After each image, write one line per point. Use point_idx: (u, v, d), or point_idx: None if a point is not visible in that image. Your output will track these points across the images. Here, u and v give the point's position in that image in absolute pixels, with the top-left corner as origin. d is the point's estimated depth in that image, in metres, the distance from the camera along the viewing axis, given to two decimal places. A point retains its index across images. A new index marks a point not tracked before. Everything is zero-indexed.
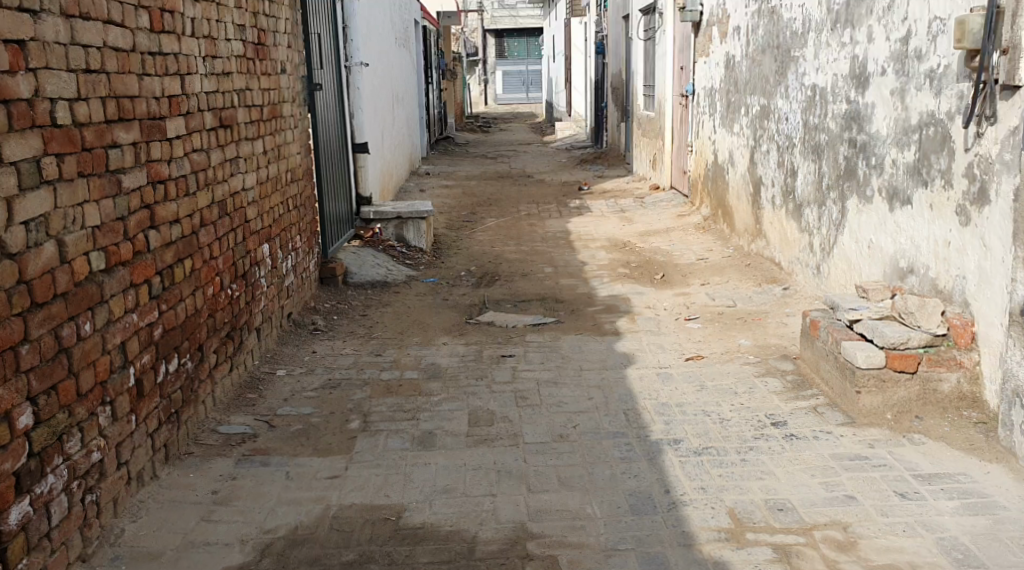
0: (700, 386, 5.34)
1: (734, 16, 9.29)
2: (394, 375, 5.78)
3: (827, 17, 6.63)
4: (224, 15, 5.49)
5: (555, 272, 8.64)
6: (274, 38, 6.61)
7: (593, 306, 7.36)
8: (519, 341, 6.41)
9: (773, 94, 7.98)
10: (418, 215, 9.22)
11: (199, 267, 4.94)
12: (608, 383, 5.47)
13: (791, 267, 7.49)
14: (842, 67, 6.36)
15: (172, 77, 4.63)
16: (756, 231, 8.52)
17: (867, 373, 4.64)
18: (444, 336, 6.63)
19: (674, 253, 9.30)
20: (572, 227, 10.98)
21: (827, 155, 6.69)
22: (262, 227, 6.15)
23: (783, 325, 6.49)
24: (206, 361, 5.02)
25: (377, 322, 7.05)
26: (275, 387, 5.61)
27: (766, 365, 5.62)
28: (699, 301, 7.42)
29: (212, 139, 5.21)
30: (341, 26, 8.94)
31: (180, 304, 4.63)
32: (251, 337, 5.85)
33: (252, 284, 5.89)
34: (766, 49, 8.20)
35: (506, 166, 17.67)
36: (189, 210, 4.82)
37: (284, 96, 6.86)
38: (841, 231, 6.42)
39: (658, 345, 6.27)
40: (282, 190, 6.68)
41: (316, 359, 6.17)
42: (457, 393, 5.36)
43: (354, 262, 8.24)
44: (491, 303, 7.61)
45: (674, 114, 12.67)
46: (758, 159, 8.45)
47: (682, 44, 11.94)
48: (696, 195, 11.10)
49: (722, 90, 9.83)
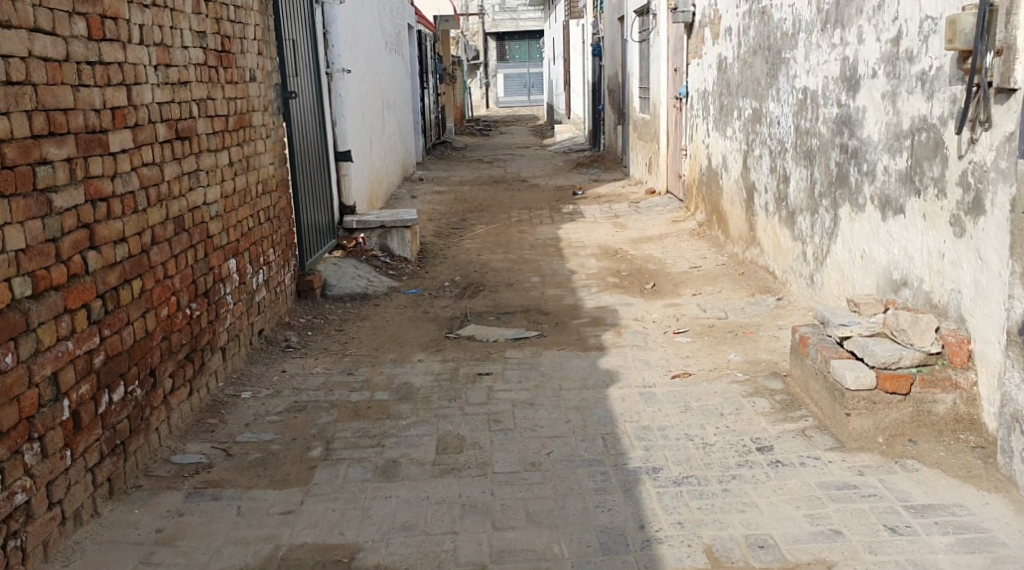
0: (684, 407, 5.07)
1: (726, 16, 9.01)
2: (363, 396, 5.51)
3: (817, 17, 6.35)
4: (180, 22, 5.27)
5: (542, 281, 8.37)
6: (241, 44, 6.35)
7: (578, 319, 7.09)
8: (498, 358, 6.15)
9: (764, 97, 7.71)
10: (402, 223, 8.94)
11: (150, 288, 4.71)
12: (587, 403, 5.21)
13: (785, 276, 7.21)
14: (833, 69, 6.08)
15: (116, 87, 4.43)
16: (750, 238, 8.24)
17: (857, 395, 4.35)
18: (421, 353, 6.37)
19: (667, 260, 9.02)
20: (564, 233, 10.71)
21: (819, 161, 6.41)
22: (227, 241, 5.90)
23: (774, 339, 6.22)
24: (160, 386, 4.80)
25: (353, 337, 6.78)
26: (238, 410, 5.36)
27: (755, 383, 5.35)
28: (689, 312, 7.14)
29: (165, 152, 4.98)
30: (321, 31, 8.65)
31: (126, 327, 4.40)
32: (216, 358, 5.60)
33: (216, 301, 5.65)
34: (757, 51, 7.92)
35: (502, 171, 17.40)
36: (137, 228, 4.58)
37: (254, 104, 6.58)
38: (834, 240, 6.14)
39: (644, 361, 6.00)
40: (252, 202, 6.42)
41: (285, 379, 5.90)
42: (428, 415, 5.10)
43: (333, 274, 7.98)
44: (473, 315, 7.34)
45: (669, 117, 12.39)
46: (751, 164, 8.17)
47: (675, 46, 11.66)
48: (692, 200, 10.82)
49: (714, 92, 9.55)
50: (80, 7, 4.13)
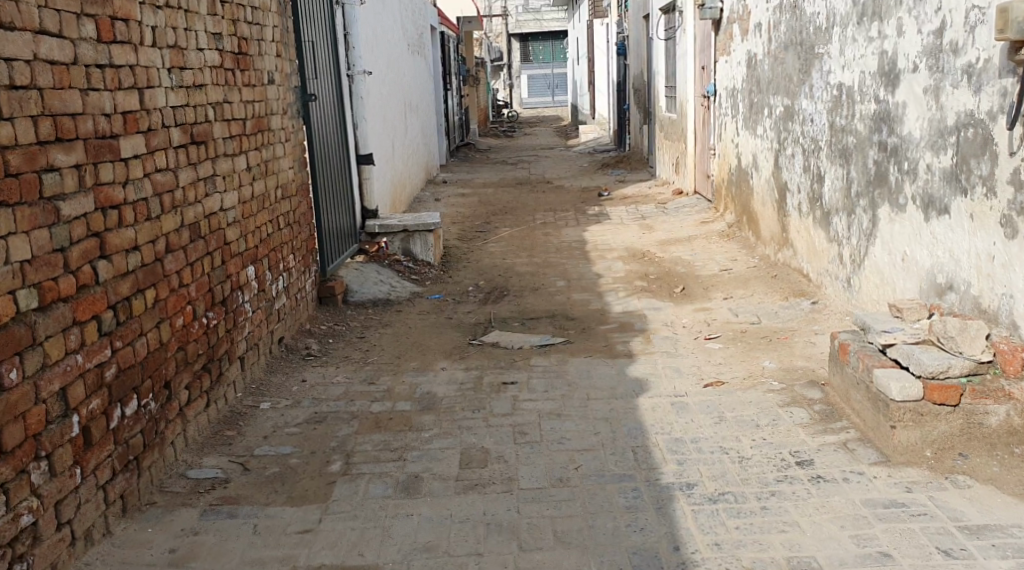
0: (718, 418, 4.86)
1: (755, 12, 8.78)
2: (384, 407, 5.33)
3: (853, 10, 6.12)
4: (195, 23, 5.12)
5: (568, 285, 8.17)
6: (259, 46, 6.20)
7: (606, 324, 6.89)
8: (523, 366, 5.95)
9: (797, 94, 7.48)
10: (425, 227, 8.77)
11: (164, 297, 4.56)
12: (617, 414, 5.00)
13: (820, 279, 6.98)
14: (870, 64, 5.85)
15: (127, 91, 4.27)
16: (782, 239, 8.00)
17: (903, 407, 4.13)
18: (444, 361, 6.18)
19: (696, 263, 8.80)
20: (590, 236, 10.51)
21: (855, 159, 6.18)
22: (245, 248, 5.74)
23: (810, 345, 5.99)
24: (176, 398, 4.64)
25: (374, 345, 6.61)
26: (256, 422, 5.20)
27: (792, 392, 5.12)
28: (721, 317, 6.92)
29: (179, 157, 4.82)
30: (341, 32, 8.49)
31: (139, 339, 4.25)
32: (233, 368, 5.44)
33: (234, 310, 5.49)
34: (789, 47, 7.69)
35: (526, 172, 17.21)
36: (150, 236, 4.42)
37: (273, 107, 6.42)
38: (872, 242, 5.91)
39: (674, 369, 5.79)
40: (271, 208, 6.26)
41: (304, 389, 5.74)
42: (451, 427, 4.91)
43: (355, 280, 7.82)
44: (498, 321, 7.15)
45: (696, 116, 12.16)
46: (783, 163, 7.94)
47: (702, 44, 11.43)
48: (720, 201, 10.59)
49: (744, 90, 9.32)
50: (89, 8, 3.98)
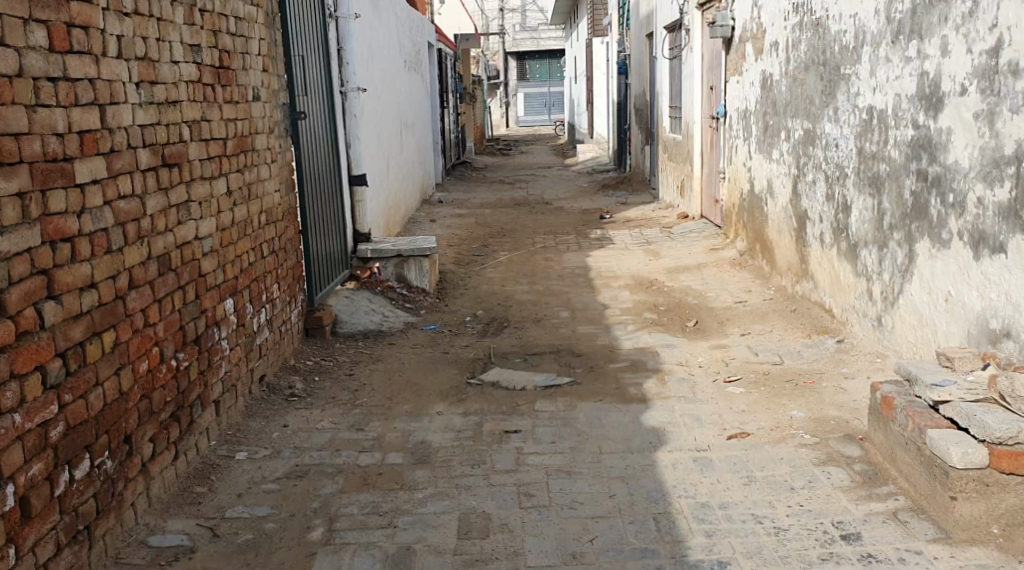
0: (747, 478, 4.35)
1: (771, 30, 8.31)
2: (374, 459, 4.81)
3: (887, 27, 5.64)
4: (169, 33, 4.61)
5: (573, 317, 7.67)
6: (243, 60, 5.68)
7: (616, 363, 6.37)
8: (526, 411, 5.43)
9: (819, 117, 7.00)
10: (421, 252, 8.26)
11: (125, 339, 4.06)
12: (632, 472, 4.50)
13: (845, 315, 6.49)
14: (907, 85, 5.36)
15: (85, 107, 3.79)
16: (801, 270, 7.52)
17: (966, 475, 3.72)
18: (440, 403, 5.66)
19: (707, 293, 8.31)
20: (593, 262, 10.01)
21: (888, 189, 5.69)
22: (223, 279, 5.21)
23: (840, 391, 5.49)
24: (137, 453, 4.15)
25: (364, 383, 6.07)
26: (229, 476, 4.69)
27: (827, 448, 4.61)
28: (740, 356, 6.41)
29: (148, 182, 4.32)
30: (334, 46, 8.00)
31: (93, 390, 3.76)
32: (207, 414, 4.92)
33: (209, 349, 4.97)
34: (809, 66, 7.21)
35: (524, 192, 16.71)
36: (110, 270, 3.92)
37: (257, 126, 5.88)
38: (909, 278, 5.42)
39: (693, 417, 5.28)
40: (253, 234, 5.72)
41: (285, 436, 5.20)
42: (447, 486, 4.41)
43: (344, 309, 7.28)
44: (498, 356, 6.63)
45: (704, 138, 11.70)
46: (803, 190, 7.45)
47: (711, 63, 10.98)
48: (731, 227, 10.11)
49: (757, 112, 8.85)
50: (38, 12, 3.51)
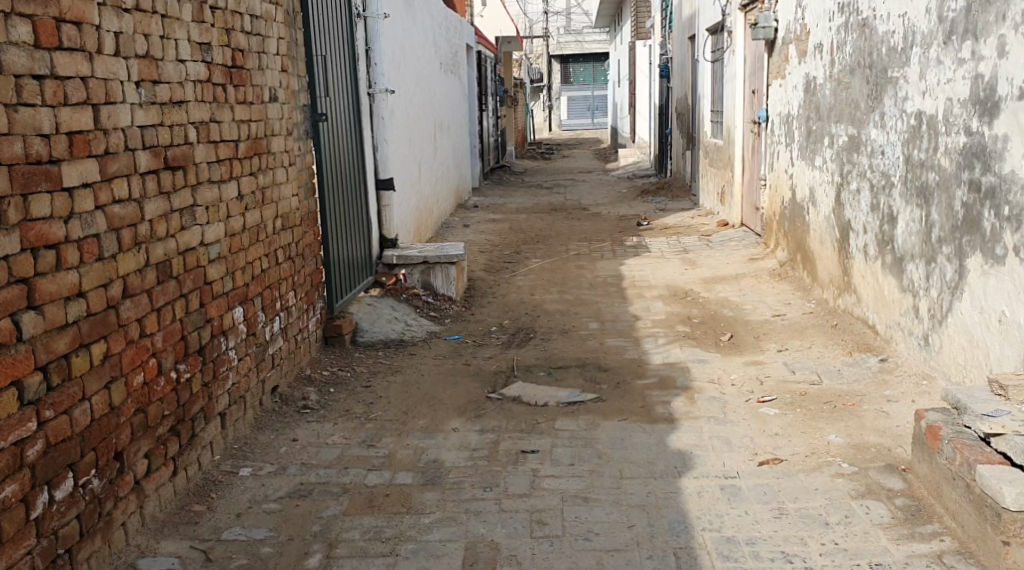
0: (778, 511, 4.03)
1: (815, 32, 7.97)
2: (382, 478, 4.56)
3: (939, 27, 5.30)
4: (174, 30, 4.36)
5: (602, 329, 7.37)
6: (259, 60, 5.35)
7: (643, 379, 6.07)
8: (546, 430, 5.15)
9: (864, 122, 6.65)
10: (447, 259, 8.00)
11: (118, 350, 3.85)
12: (654, 501, 4.20)
13: (890, 333, 6.14)
14: (960, 89, 5.02)
15: (75, 107, 3.62)
16: (843, 283, 7.15)
17: (1018, 518, 3.41)
18: (457, 419, 5.39)
19: (744, 306, 7.97)
20: (627, 270, 9.70)
21: (937, 200, 5.35)
22: (232, 287, 4.92)
23: (882, 415, 5.15)
24: (129, 470, 3.94)
25: (380, 395, 5.81)
26: (231, 494, 4.46)
27: (866, 479, 4.27)
28: (776, 374, 6.07)
29: (147, 185, 4.09)
30: (362, 46, 7.74)
31: (79, 404, 3.59)
32: (211, 428, 4.67)
33: (215, 359, 4.69)
34: (855, 69, 6.85)
35: (562, 197, 16.41)
36: (100, 278, 3.75)
37: (273, 128, 5.55)
38: (959, 296, 5.07)
39: (723, 440, 4.96)
40: (266, 241, 5.41)
41: (294, 451, 4.96)
42: (455, 511, 4.15)
43: (366, 317, 7.04)
44: (521, 369, 6.36)
45: (745, 143, 11.33)
46: (846, 199, 7.09)
47: (754, 66, 10.62)
48: (771, 236, 9.74)
49: (800, 117, 8.49)
50: (21, 6, 3.37)
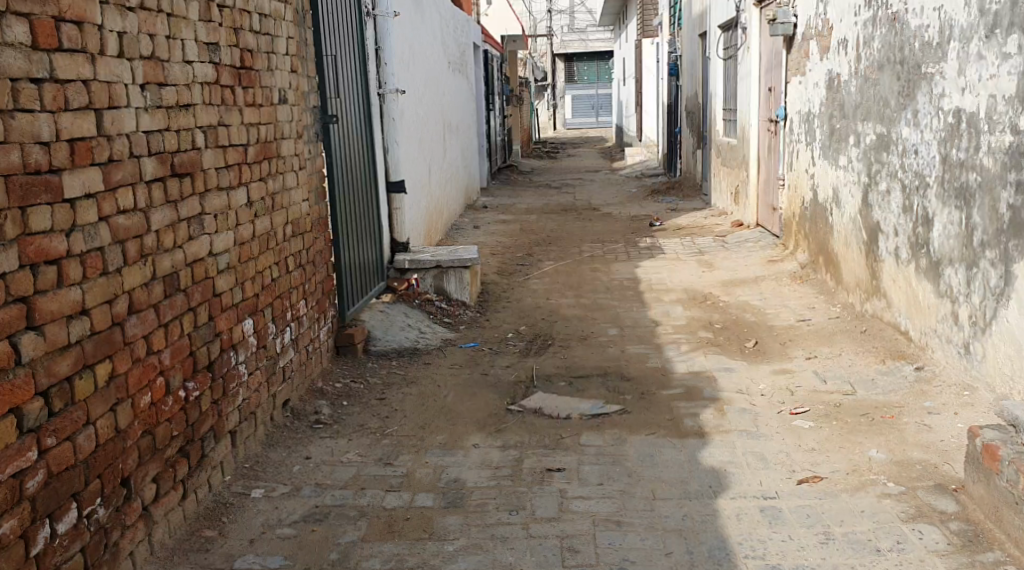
0: (825, 536, 3.86)
1: (839, 27, 7.72)
2: (401, 500, 4.34)
3: (981, 20, 5.08)
4: (181, 30, 4.12)
5: (621, 335, 7.12)
6: (268, 60, 5.11)
7: (669, 389, 5.82)
8: (572, 446, 4.91)
9: (894, 120, 6.40)
10: (461, 263, 7.76)
11: (124, 370, 3.62)
12: (692, 524, 4.02)
13: (924, 339, 5.89)
14: (1005, 86, 4.85)
15: (77, 112, 3.39)
16: (871, 287, 6.90)
17: None
18: (477, 434, 5.15)
19: (766, 310, 7.72)
20: (643, 273, 9.45)
21: (979, 201, 5.15)
22: (242, 298, 4.68)
23: (924, 428, 4.91)
24: (136, 497, 3.72)
25: (396, 409, 5.58)
26: (243, 518, 4.22)
27: (915, 501, 4.09)
28: (807, 384, 5.81)
29: (154, 194, 3.86)
30: (371, 45, 7.49)
31: (82, 430, 3.38)
32: (221, 447, 4.43)
33: (224, 375, 4.45)
34: (884, 65, 6.61)
35: (571, 197, 16.15)
36: (105, 293, 3.52)
37: (283, 131, 5.31)
38: (1005, 303, 4.88)
39: (758, 456, 4.72)
40: (276, 248, 5.16)
41: (308, 469, 4.72)
42: (481, 537, 3.97)
43: (379, 325, 6.80)
44: (541, 379, 6.11)
45: (761, 142, 11.08)
46: (874, 200, 6.84)
47: (770, 62, 10.37)
48: (790, 237, 9.49)
49: (822, 115, 8.24)
50: (17, 5, 3.14)
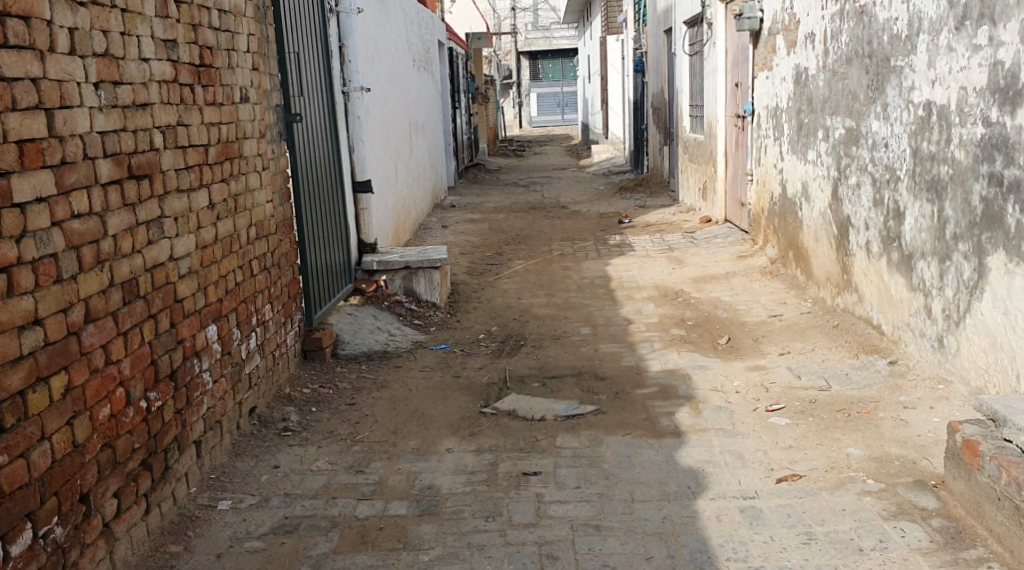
0: (806, 536, 3.86)
1: (806, 21, 7.69)
2: (373, 509, 4.26)
3: (950, 12, 5.06)
4: (136, 26, 3.99)
5: (594, 334, 7.05)
6: (228, 57, 4.98)
7: (643, 388, 5.75)
8: (547, 448, 4.83)
9: (863, 113, 6.39)
10: (430, 263, 7.64)
11: (81, 382, 3.50)
12: (671, 526, 4.00)
13: (896, 333, 5.87)
14: (975, 77, 4.84)
15: (26, 112, 3.27)
16: (841, 281, 6.88)
17: None
18: (451, 438, 5.06)
19: (737, 306, 7.68)
20: (613, 271, 9.38)
21: (951, 195, 5.13)
22: (204, 303, 4.54)
23: (900, 424, 4.89)
24: (96, 513, 3.60)
25: (367, 414, 5.47)
26: (209, 531, 4.11)
27: (896, 497, 4.10)
28: (781, 380, 5.76)
29: (110, 198, 3.73)
30: (335, 43, 7.36)
31: (37, 445, 3.27)
32: (186, 458, 4.30)
33: (188, 384, 4.32)
34: (852, 58, 6.59)
35: (539, 195, 16.07)
36: (58, 302, 3.40)
37: (244, 130, 5.17)
38: (979, 296, 4.87)
39: (735, 455, 4.66)
40: (240, 251, 5.03)
41: (276, 479, 4.60)
42: (457, 546, 3.93)
43: (347, 328, 6.67)
44: (514, 380, 6.03)
45: (728, 137, 11.06)
46: (843, 194, 6.81)
47: (737, 58, 10.35)
48: (759, 232, 9.47)
49: (790, 110, 8.23)
50: None
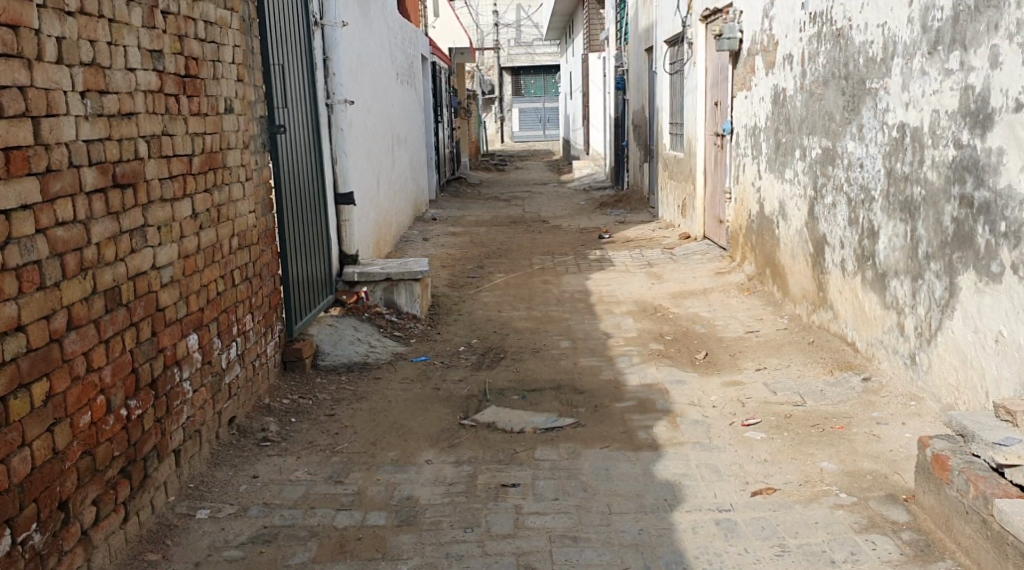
0: (780, 548, 3.92)
1: (784, 43, 7.81)
2: (353, 519, 4.29)
3: (924, 37, 5.16)
4: (123, 36, 4.03)
5: (574, 348, 7.10)
6: (213, 68, 5.02)
7: (622, 402, 5.80)
8: (526, 460, 4.88)
9: (839, 134, 6.49)
10: (412, 276, 7.68)
11: (62, 389, 3.53)
12: (648, 538, 4.05)
13: (870, 350, 5.96)
14: (947, 101, 4.94)
15: (13, 119, 3.30)
16: (817, 298, 6.97)
17: None
18: (430, 450, 5.10)
19: (715, 321, 7.76)
20: (593, 285, 9.44)
21: (923, 215, 5.24)
22: (186, 313, 4.56)
23: (873, 439, 4.97)
24: (75, 521, 3.62)
25: (346, 425, 5.49)
26: (188, 539, 4.13)
27: (868, 511, 4.18)
28: (757, 395, 5.84)
29: (95, 206, 3.75)
30: (319, 56, 7.40)
31: (18, 451, 3.29)
32: (165, 466, 4.31)
33: (168, 392, 4.34)
34: (829, 80, 6.69)
35: (520, 210, 16.12)
36: (42, 309, 3.43)
37: (228, 141, 5.20)
38: (950, 313, 4.96)
39: (711, 468, 4.73)
40: (222, 261, 5.06)
41: (255, 488, 4.62)
42: (435, 556, 3.97)
43: (328, 339, 6.70)
44: (493, 393, 6.07)
45: (708, 154, 11.15)
46: (819, 213, 6.92)
47: (717, 78, 10.46)
48: (737, 249, 9.56)
49: (768, 129, 8.33)
50: None
